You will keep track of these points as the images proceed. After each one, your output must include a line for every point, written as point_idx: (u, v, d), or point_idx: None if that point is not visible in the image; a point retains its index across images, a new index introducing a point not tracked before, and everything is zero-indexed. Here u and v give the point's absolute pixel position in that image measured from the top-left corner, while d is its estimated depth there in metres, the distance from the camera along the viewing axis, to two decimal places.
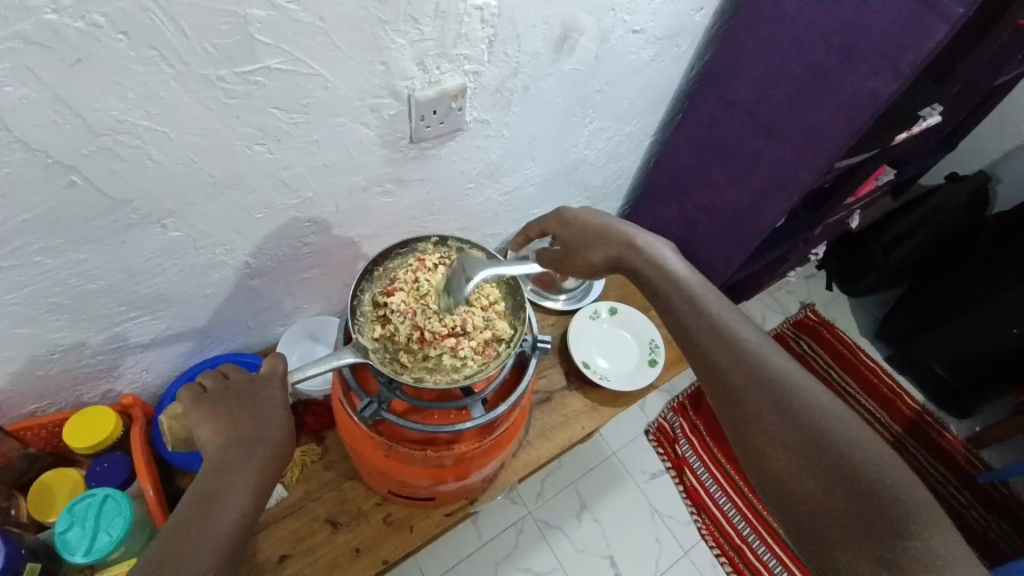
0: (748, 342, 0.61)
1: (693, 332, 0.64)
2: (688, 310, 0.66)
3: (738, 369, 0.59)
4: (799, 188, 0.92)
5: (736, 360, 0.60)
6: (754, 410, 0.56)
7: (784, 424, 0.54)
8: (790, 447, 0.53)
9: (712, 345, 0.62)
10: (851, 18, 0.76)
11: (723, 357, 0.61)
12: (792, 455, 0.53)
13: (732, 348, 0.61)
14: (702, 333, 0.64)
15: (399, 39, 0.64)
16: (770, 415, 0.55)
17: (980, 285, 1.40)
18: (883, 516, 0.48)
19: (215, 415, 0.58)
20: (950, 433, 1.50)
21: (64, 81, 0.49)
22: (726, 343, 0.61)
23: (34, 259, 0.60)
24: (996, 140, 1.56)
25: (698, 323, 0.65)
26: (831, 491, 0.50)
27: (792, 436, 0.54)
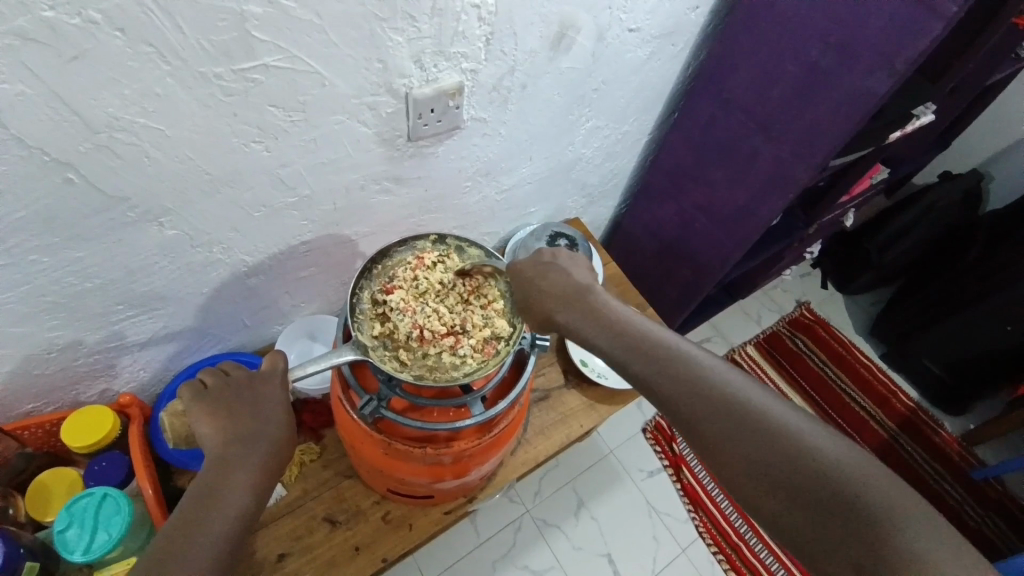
0: (683, 357, 0.57)
1: (626, 356, 0.60)
2: (620, 336, 0.62)
3: (676, 393, 0.55)
4: (794, 187, 0.93)
5: (672, 380, 0.56)
6: (704, 429, 0.52)
7: (735, 439, 0.50)
8: (745, 462, 0.49)
9: (646, 371, 0.58)
10: (846, 16, 0.77)
11: (659, 380, 0.57)
12: (749, 470, 0.49)
13: (666, 369, 0.57)
14: (637, 355, 0.59)
15: (397, 36, 0.64)
16: (718, 432, 0.51)
17: (975, 283, 1.40)
18: (854, 519, 0.44)
19: (217, 412, 0.58)
20: (945, 430, 1.51)
21: (60, 78, 0.49)
22: (656, 365, 0.57)
23: (30, 257, 0.60)
24: (988, 138, 1.57)
25: (631, 349, 0.60)
26: (797, 504, 0.46)
27: (745, 450, 0.49)
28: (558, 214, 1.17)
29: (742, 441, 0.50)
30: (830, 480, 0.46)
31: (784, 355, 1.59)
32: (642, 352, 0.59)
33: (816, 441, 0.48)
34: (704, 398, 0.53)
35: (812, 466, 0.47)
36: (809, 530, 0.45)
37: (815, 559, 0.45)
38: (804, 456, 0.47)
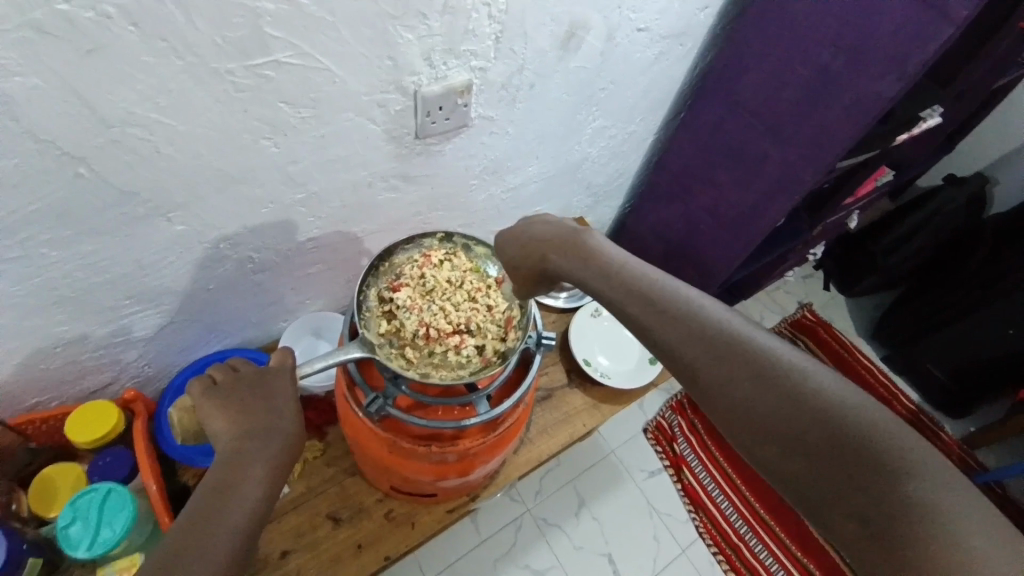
0: (688, 305, 0.56)
1: (631, 304, 0.58)
2: (625, 289, 0.59)
3: (683, 340, 0.53)
4: (801, 189, 0.93)
5: (677, 328, 0.54)
6: (709, 377, 0.51)
7: (742, 385, 0.50)
8: (751, 409, 0.49)
9: (651, 318, 0.56)
10: (857, 20, 0.77)
11: (664, 329, 0.55)
12: (756, 417, 0.48)
13: (671, 316, 0.55)
14: (640, 302, 0.58)
15: (408, 34, 0.63)
16: (726, 378, 0.50)
17: (980, 288, 1.41)
18: (861, 463, 0.43)
19: (227, 408, 0.58)
20: (945, 434, 1.52)
21: (74, 72, 0.49)
22: (662, 312, 0.56)
23: (39, 251, 0.60)
24: (992, 142, 1.57)
25: (637, 299, 0.58)
26: (803, 448, 0.46)
27: (752, 397, 0.49)
28: (563, 213, 1.17)
29: (750, 388, 0.49)
30: (840, 423, 0.45)
31: None
32: (649, 300, 0.57)
33: (824, 386, 0.48)
34: (711, 345, 0.52)
35: (818, 409, 0.46)
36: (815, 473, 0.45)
37: (822, 504, 0.44)
38: (813, 401, 0.47)
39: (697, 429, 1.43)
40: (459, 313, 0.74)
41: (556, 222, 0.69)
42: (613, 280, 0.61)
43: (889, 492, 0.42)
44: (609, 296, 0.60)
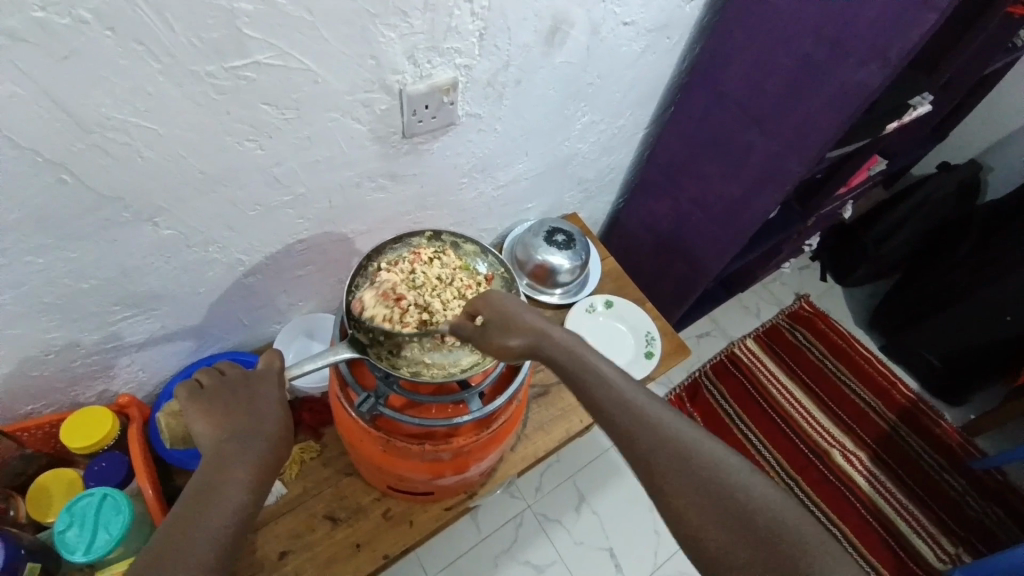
0: (641, 401, 0.57)
1: (588, 388, 0.59)
2: (589, 375, 0.59)
3: (637, 428, 0.55)
4: (790, 179, 0.92)
5: (630, 416, 0.56)
6: (657, 467, 0.53)
7: (686, 480, 0.51)
8: (694, 502, 0.50)
9: (610, 407, 0.57)
10: (840, 10, 0.77)
11: (618, 415, 0.56)
12: (698, 509, 0.50)
13: (630, 406, 0.56)
14: (595, 387, 0.58)
15: (390, 32, 0.63)
16: (671, 469, 0.52)
17: (967, 276, 1.41)
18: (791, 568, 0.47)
19: (213, 412, 0.58)
20: (944, 422, 1.51)
21: (51, 78, 0.49)
22: (618, 400, 0.57)
23: (25, 258, 0.60)
24: (987, 128, 1.56)
25: (599, 386, 0.58)
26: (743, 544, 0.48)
27: (694, 492, 0.51)
28: (555, 209, 1.17)
29: (692, 482, 0.51)
30: (769, 526, 0.49)
31: (784, 348, 1.59)
32: (609, 387, 0.58)
33: (756, 492, 0.51)
34: (660, 439, 0.54)
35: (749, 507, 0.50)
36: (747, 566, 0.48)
37: None
38: (745, 502, 0.50)
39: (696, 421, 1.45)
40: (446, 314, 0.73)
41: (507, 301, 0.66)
42: (581, 368, 0.60)
43: None
44: (580, 385, 0.59)
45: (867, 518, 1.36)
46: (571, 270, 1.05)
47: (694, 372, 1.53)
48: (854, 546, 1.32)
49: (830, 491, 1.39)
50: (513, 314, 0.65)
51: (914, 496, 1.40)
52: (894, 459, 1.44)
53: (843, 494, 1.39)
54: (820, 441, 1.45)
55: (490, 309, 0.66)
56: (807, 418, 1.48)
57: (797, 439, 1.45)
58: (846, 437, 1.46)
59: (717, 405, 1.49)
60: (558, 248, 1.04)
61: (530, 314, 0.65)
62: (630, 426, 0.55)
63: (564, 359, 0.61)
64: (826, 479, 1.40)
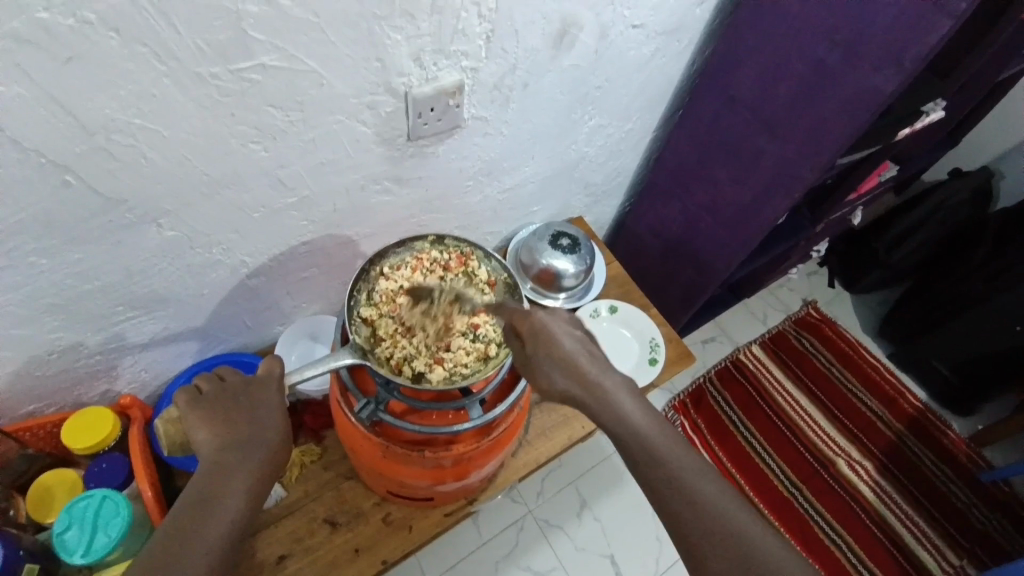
0: (682, 467, 0.56)
1: (629, 451, 0.58)
2: (624, 432, 0.59)
3: (663, 484, 0.55)
4: (800, 186, 0.91)
5: (664, 474, 0.56)
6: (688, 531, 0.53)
7: (722, 553, 0.51)
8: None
9: (652, 475, 0.56)
10: (856, 14, 0.75)
11: (659, 485, 0.55)
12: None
13: (667, 474, 0.56)
14: (636, 449, 0.58)
15: (396, 35, 0.63)
16: (705, 541, 0.52)
17: (978, 283, 1.39)
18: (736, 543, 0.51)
19: (214, 419, 0.58)
20: (953, 432, 1.49)
21: (56, 80, 0.49)
22: (658, 468, 0.56)
23: (28, 259, 0.60)
24: (999, 135, 1.54)
25: (638, 449, 0.58)
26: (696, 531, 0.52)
27: (720, 553, 0.51)
28: (561, 213, 1.16)
29: (719, 541, 0.51)
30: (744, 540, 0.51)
31: (790, 355, 1.57)
32: (647, 452, 0.57)
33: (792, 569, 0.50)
34: (695, 507, 0.53)
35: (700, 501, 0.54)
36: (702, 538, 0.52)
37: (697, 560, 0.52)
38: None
39: (701, 429, 1.44)
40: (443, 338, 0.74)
41: (568, 344, 0.65)
42: (619, 427, 0.60)
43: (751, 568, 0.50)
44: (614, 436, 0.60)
45: (872, 528, 1.34)
46: (575, 274, 1.04)
47: (699, 378, 1.52)
48: (858, 557, 1.31)
49: (835, 501, 1.38)
50: (569, 352, 0.65)
51: (921, 507, 1.38)
52: (901, 470, 1.43)
53: (848, 503, 1.37)
54: (826, 450, 1.44)
55: (534, 333, 0.67)
56: (813, 427, 1.47)
57: (802, 448, 1.44)
58: (852, 447, 1.45)
59: (722, 412, 1.48)
60: (563, 252, 1.03)
61: (580, 355, 0.65)
62: (664, 486, 0.55)
63: (601, 410, 0.61)
64: (832, 488, 1.39)
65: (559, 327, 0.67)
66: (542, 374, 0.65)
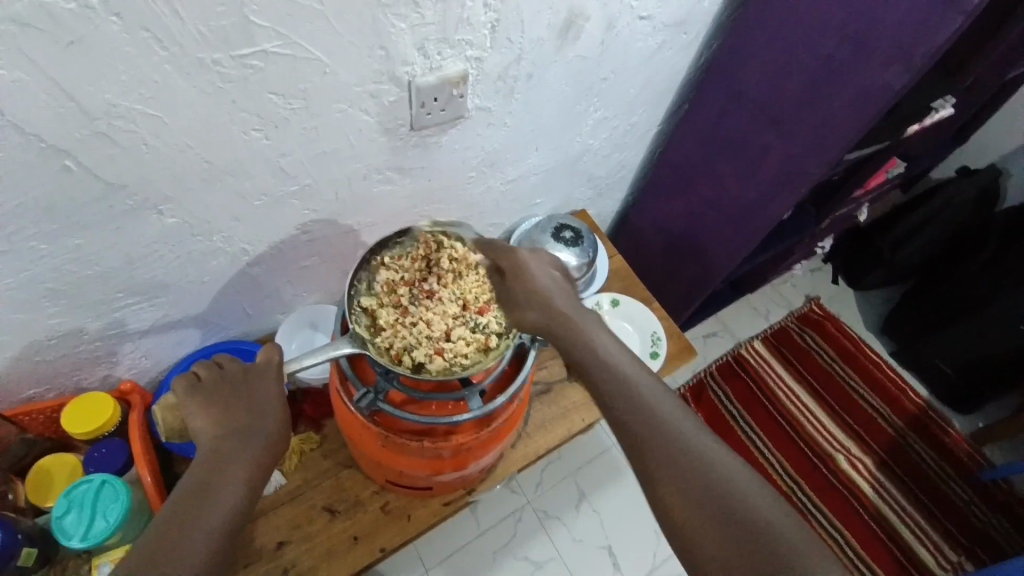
0: (656, 400, 0.57)
1: (598, 382, 0.60)
2: (597, 365, 0.61)
3: (637, 421, 0.56)
4: (807, 182, 0.91)
5: (637, 414, 0.56)
6: (658, 466, 0.53)
7: (690, 483, 0.51)
8: (694, 510, 0.50)
9: (622, 406, 0.57)
10: (867, 9, 0.74)
11: (628, 415, 0.56)
12: (697, 516, 0.50)
13: (636, 403, 0.57)
14: (607, 379, 0.60)
15: (400, 23, 0.62)
16: (671, 474, 0.52)
17: (984, 282, 1.39)
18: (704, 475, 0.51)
19: (212, 407, 0.58)
20: (954, 430, 1.49)
21: (57, 65, 0.48)
22: (629, 399, 0.57)
23: (29, 244, 0.60)
24: (1009, 133, 1.53)
25: (613, 386, 0.59)
26: (669, 465, 0.52)
27: (689, 484, 0.51)
28: (564, 206, 1.16)
29: (689, 474, 0.51)
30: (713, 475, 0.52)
31: (792, 351, 1.57)
32: (621, 388, 0.58)
33: (762, 506, 0.50)
34: (665, 439, 0.54)
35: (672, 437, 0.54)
36: (672, 471, 0.52)
37: (665, 493, 0.52)
38: (745, 511, 0.49)
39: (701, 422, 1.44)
40: (443, 329, 0.74)
41: (545, 284, 0.69)
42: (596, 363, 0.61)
43: (719, 497, 0.50)
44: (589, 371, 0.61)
45: (870, 524, 1.34)
46: (578, 267, 1.04)
47: (699, 373, 1.52)
48: (855, 553, 1.31)
49: (833, 496, 1.38)
50: (546, 291, 0.68)
51: (920, 504, 1.38)
52: (901, 467, 1.42)
53: (847, 500, 1.37)
54: (825, 446, 1.44)
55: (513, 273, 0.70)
56: (813, 423, 1.47)
57: (802, 444, 1.44)
58: (852, 443, 1.45)
59: (722, 407, 1.48)
60: (565, 245, 1.03)
61: (563, 304, 0.67)
62: (636, 422, 0.56)
63: (576, 345, 0.63)
64: (831, 484, 1.39)
65: (542, 280, 0.70)
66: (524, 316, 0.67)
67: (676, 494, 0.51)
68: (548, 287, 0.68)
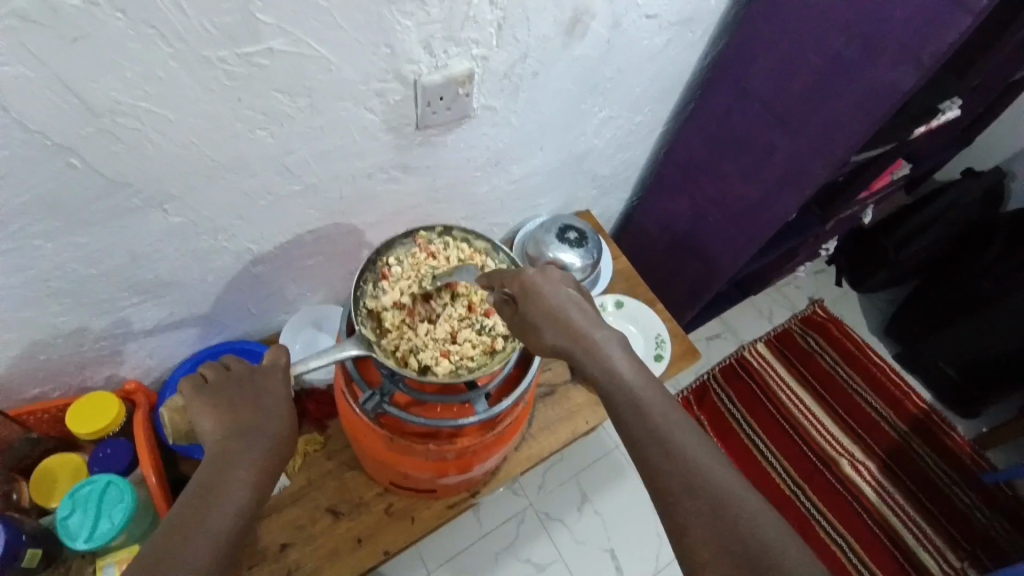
0: (676, 430, 0.53)
1: (616, 405, 0.56)
2: (613, 389, 0.56)
3: (653, 449, 0.52)
4: (813, 183, 0.90)
5: (653, 440, 0.52)
6: (675, 500, 0.49)
7: (710, 524, 0.47)
8: (710, 542, 0.46)
9: (640, 435, 0.53)
10: (875, 8, 0.74)
11: (645, 444, 0.52)
12: (714, 551, 0.46)
13: (651, 428, 0.53)
14: (624, 404, 0.55)
15: (406, 20, 0.62)
16: (688, 510, 0.48)
17: (989, 285, 1.39)
18: (722, 509, 0.47)
19: (218, 408, 0.57)
20: (957, 434, 1.49)
21: (62, 61, 0.48)
22: (646, 427, 0.53)
23: (33, 242, 0.59)
24: (1013, 134, 1.52)
25: (629, 408, 0.55)
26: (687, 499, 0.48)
27: (710, 522, 0.47)
28: (568, 206, 1.15)
29: (710, 510, 0.47)
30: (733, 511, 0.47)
31: (795, 353, 1.56)
32: (639, 414, 0.54)
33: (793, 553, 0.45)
34: (684, 472, 0.50)
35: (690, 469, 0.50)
36: (690, 506, 0.48)
37: (680, 527, 0.48)
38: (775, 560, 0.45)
39: (703, 424, 1.44)
40: (450, 331, 0.74)
41: (555, 295, 0.62)
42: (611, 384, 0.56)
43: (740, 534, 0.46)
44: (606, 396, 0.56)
45: (874, 527, 1.34)
46: (582, 268, 1.03)
47: (703, 374, 1.52)
48: (859, 556, 1.30)
49: (837, 500, 1.37)
50: (558, 303, 0.61)
51: (923, 507, 1.38)
52: (904, 470, 1.42)
53: (850, 503, 1.37)
54: (829, 448, 1.43)
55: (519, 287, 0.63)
56: (817, 426, 1.46)
57: (805, 446, 1.43)
58: (855, 446, 1.44)
59: (725, 409, 1.47)
60: (570, 245, 1.03)
61: (577, 315, 0.61)
62: (651, 449, 0.52)
63: (594, 367, 0.58)
64: (834, 487, 1.39)
65: (550, 286, 0.63)
66: (536, 332, 0.61)
67: (694, 530, 0.47)
68: (560, 298, 0.62)
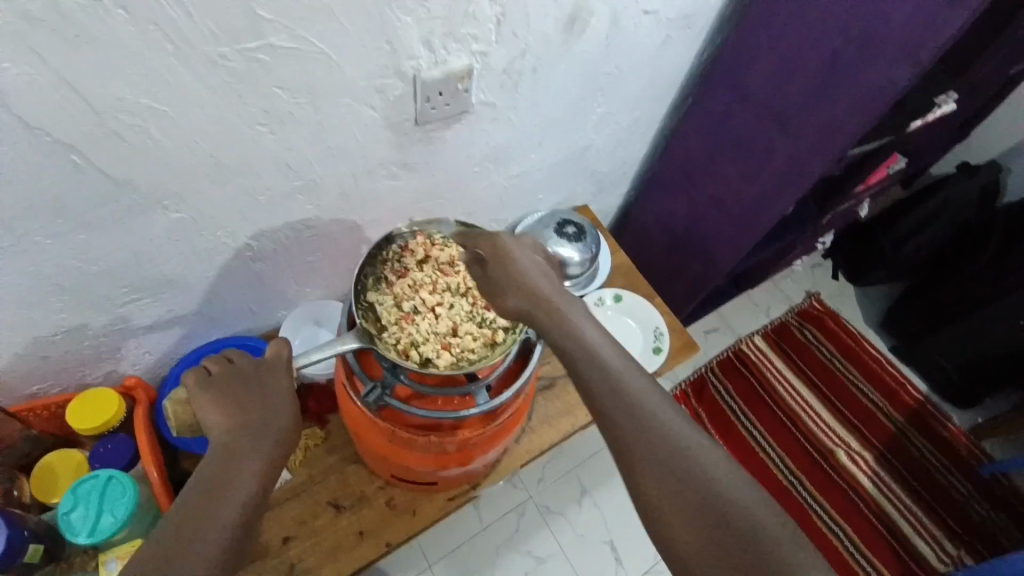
0: (634, 381, 0.53)
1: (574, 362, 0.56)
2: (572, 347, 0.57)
3: (615, 409, 0.51)
4: (810, 179, 0.91)
5: (614, 399, 0.51)
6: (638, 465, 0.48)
7: (671, 484, 0.46)
8: (677, 509, 0.46)
9: (599, 392, 0.52)
10: (873, 11, 0.74)
11: (605, 400, 0.52)
12: (681, 516, 0.45)
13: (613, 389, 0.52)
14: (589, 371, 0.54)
15: (406, 17, 0.62)
16: (666, 492, 0.46)
17: (992, 277, 1.40)
18: (688, 476, 0.47)
19: (223, 400, 0.58)
20: (953, 425, 1.50)
21: (64, 59, 0.48)
22: (619, 401, 0.51)
23: (34, 240, 0.60)
24: (1009, 129, 1.53)
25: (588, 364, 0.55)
26: (653, 466, 0.47)
27: (675, 487, 0.46)
28: (567, 201, 1.16)
29: (675, 475, 0.47)
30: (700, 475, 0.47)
31: (792, 347, 1.57)
32: (596, 364, 0.54)
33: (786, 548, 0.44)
34: (652, 435, 0.49)
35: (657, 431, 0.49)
36: (654, 472, 0.47)
37: (647, 496, 0.47)
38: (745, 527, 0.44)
39: (701, 418, 1.45)
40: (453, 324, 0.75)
41: (526, 263, 0.66)
42: (570, 342, 0.57)
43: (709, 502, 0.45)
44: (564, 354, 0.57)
45: (871, 519, 1.35)
46: (580, 262, 1.03)
47: (700, 368, 1.53)
48: (857, 547, 1.32)
49: (834, 491, 1.38)
50: (523, 271, 0.65)
51: (919, 497, 1.39)
52: (900, 461, 1.43)
53: (848, 494, 1.38)
54: (826, 441, 1.44)
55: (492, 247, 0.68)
56: (815, 419, 1.47)
57: (803, 439, 1.44)
58: (852, 437, 1.45)
59: (723, 402, 1.48)
60: (568, 240, 1.03)
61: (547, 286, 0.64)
62: (614, 409, 0.51)
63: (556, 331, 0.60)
64: (832, 479, 1.40)
65: (526, 255, 0.68)
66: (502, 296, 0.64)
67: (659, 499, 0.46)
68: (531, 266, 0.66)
